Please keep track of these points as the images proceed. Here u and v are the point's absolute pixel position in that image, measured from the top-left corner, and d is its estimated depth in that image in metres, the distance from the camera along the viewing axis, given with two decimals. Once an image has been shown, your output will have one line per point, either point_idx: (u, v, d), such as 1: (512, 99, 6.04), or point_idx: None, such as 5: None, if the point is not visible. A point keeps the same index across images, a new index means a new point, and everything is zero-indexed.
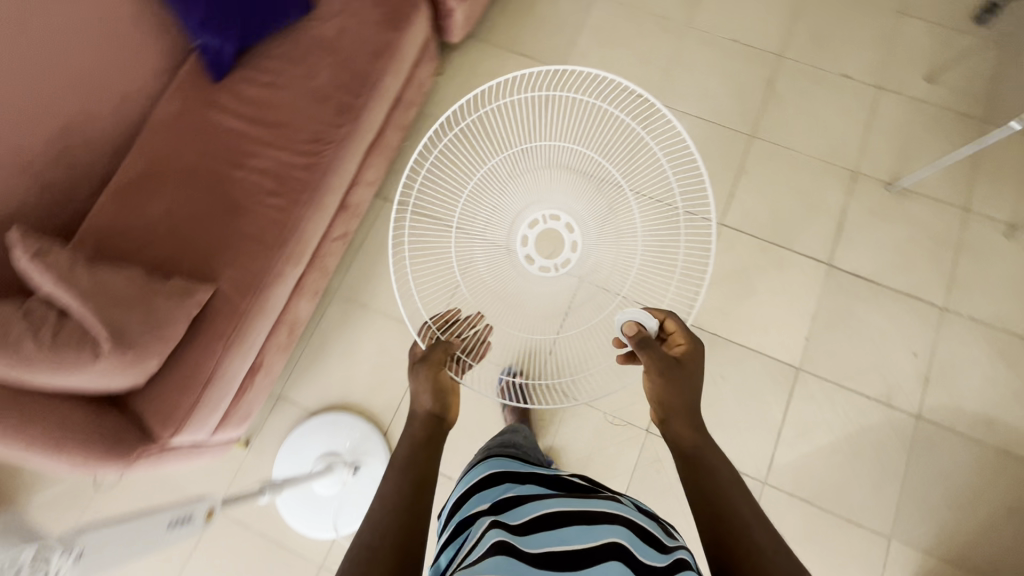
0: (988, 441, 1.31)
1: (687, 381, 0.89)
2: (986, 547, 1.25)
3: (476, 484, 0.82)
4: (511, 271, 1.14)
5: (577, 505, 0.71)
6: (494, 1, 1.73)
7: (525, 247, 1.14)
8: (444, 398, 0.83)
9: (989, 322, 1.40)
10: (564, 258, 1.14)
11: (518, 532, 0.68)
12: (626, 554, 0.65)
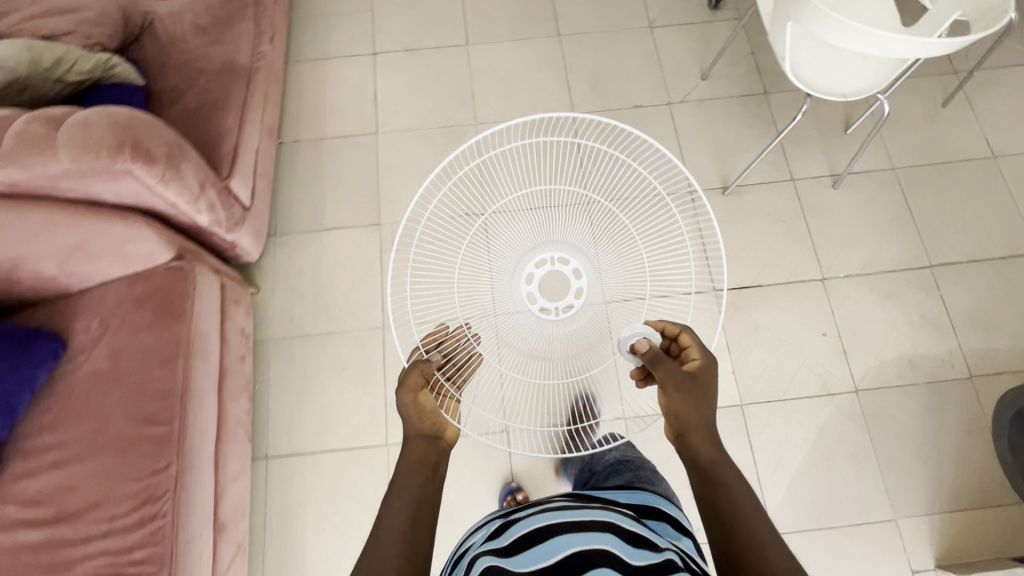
0: (919, 381, 1.38)
1: (702, 394, 0.85)
2: (968, 478, 1.31)
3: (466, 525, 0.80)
4: (512, 317, 1.11)
5: (571, 518, 0.68)
6: (277, 187, 1.57)
7: (530, 287, 1.11)
8: (433, 422, 0.88)
9: (863, 271, 1.47)
10: (569, 301, 1.11)
11: (508, 555, 0.65)
12: (619, 564, 0.61)
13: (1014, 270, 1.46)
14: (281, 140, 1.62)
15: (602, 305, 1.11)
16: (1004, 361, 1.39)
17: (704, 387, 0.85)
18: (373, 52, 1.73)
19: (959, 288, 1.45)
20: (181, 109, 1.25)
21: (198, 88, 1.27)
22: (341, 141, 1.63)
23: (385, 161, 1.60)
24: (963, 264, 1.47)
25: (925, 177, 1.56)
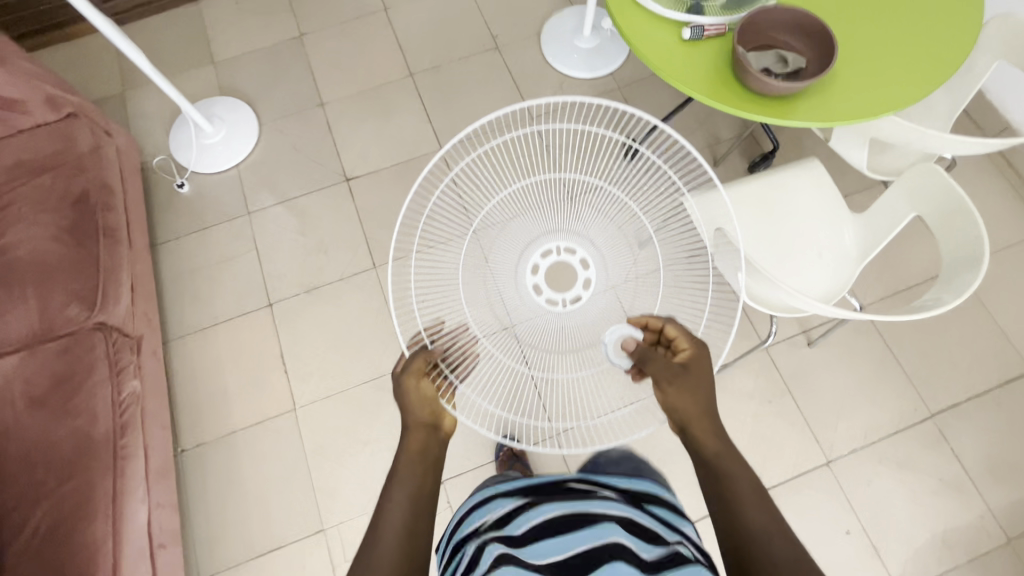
0: (958, 561, 1.26)
1: (701, 387, 0.80)
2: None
3: (476, 504, 0.93)
4: (516, 308, 0.99)
5: (583, 514, 0.82)
6: (192, 514, 1.31)
7: (534, 278, 1.01)
8: (436, 407, 0.83)
9: (868, 440, 1.34)
10: (575, 294, 1.01)
11: (519, 545, 0.78)
12: (628, 554, 0.74)
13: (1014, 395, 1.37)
14: (181, 449, 1.36)
15: (614, 296, 0.99)
16: None
17: (696, 377, 0.81)
18: (270, 302, 1.49)
19: (968, 433, 1.34)
20: (26, 533, 0.97)
21: (46, 497, 1.00)
22: (255, 430, 1.37)
23: (313, 443, 1.36)
24: (964, 405, 1.36)
25: (898, 308, 1.44)
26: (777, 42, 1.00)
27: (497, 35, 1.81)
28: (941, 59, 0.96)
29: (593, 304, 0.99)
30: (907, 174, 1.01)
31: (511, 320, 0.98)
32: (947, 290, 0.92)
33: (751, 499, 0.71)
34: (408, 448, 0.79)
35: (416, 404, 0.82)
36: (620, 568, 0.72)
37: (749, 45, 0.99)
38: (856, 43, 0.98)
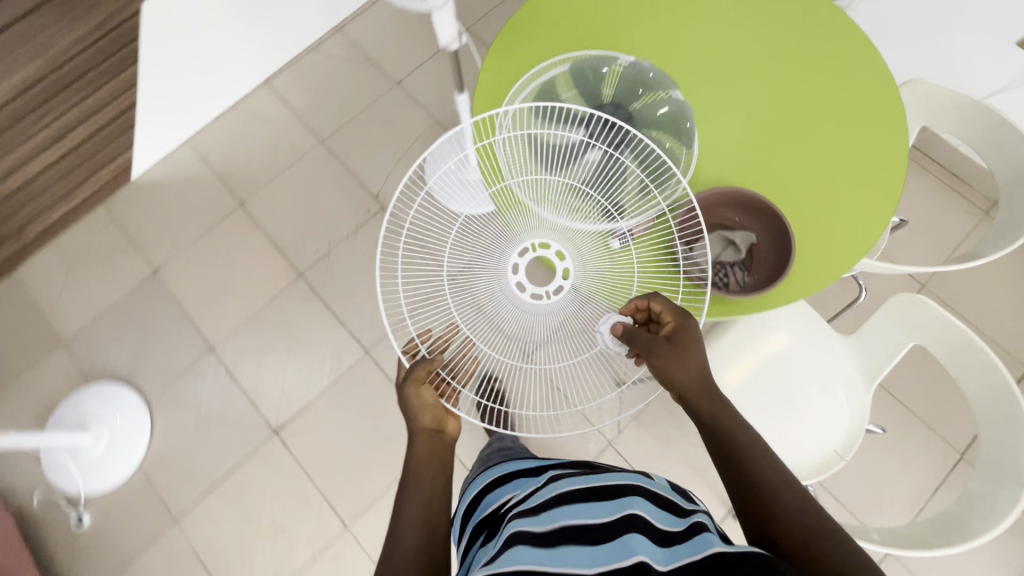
0: None
1: (695, 360, 0.70)
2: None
3: (486, 488, 0.86)
4: (499, 296, 0.82)
5: (603, 487, 0.70)
6: None
7: (517, 273, 0.83)
8: (443, 412, 0.74)
9: (913, 512, 1.27)
10: (559, 285, 0.82)
11: (532, 513, 0.68)
12: (644, 526, 0.64)
13: None
14: None
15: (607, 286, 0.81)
16: None
17: (688, 350, 0.71)
18: None
19: None
20: None
21: None
22: None
23: None
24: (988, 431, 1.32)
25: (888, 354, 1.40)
26: (726, 220, 0.84)
27: (378, 195, 1.60)
28: (875, 181, 0.89)
29: (581, 300, 0.81)
30: (890, 302, 0.91)
31: (493, 319, 0.81)
32: (955, 526, 0.78)
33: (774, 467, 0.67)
34: (416, 460, 0.72)
35: (424, 418, 0.73)
36: (639, 541, 0.61)
37: (693, 224, 0.83)
38: (787, 194, 0.88)
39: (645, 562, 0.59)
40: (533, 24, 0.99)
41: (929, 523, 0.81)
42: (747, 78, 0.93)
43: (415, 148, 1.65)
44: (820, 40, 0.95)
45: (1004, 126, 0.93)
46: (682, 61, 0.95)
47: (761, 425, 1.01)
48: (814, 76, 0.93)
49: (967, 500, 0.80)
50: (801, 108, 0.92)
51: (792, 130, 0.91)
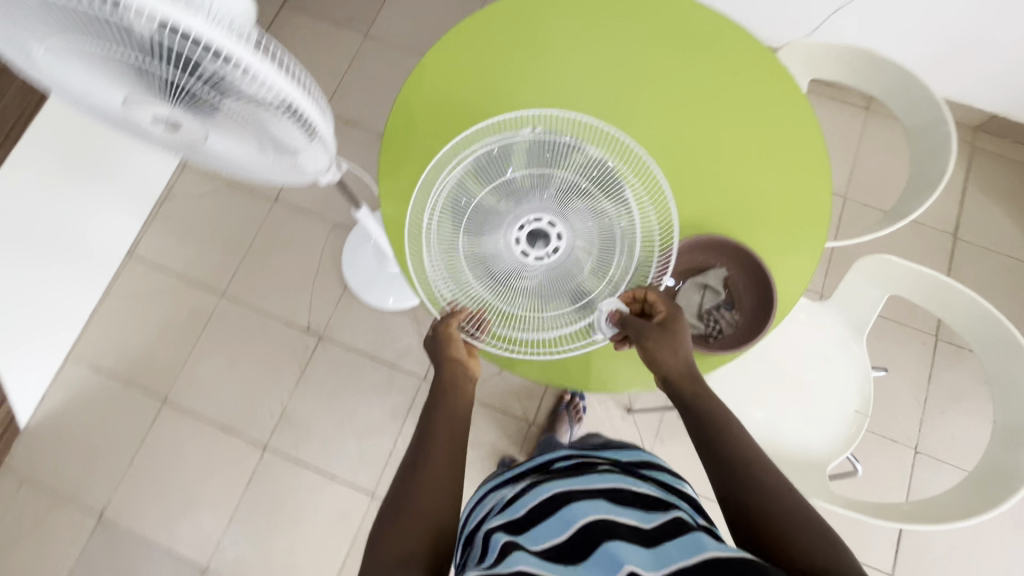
0: None
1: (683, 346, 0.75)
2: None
3: (475, 501, 0.85)
4: (495, 238, 0.83)
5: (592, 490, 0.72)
6: None
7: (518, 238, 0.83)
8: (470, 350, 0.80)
9: (922, 402, 1.37)
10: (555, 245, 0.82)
11: (522, 530, 0.69)
12: (629, 529, 0.65)
13: (957, 265, 1.48)
14: None
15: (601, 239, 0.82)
16: None
17: (676, 336, 0.75)
18: None
19: None
20: None
21: None
22: None
23: None
24: None
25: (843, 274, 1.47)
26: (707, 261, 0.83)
27: (310, 326, 1.46)
28: (808, 162, 0.90)
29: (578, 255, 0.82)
30: (859, 265, 0.95)
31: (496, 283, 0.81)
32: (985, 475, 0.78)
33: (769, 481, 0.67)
34: (441, 385, 0.76)
35: (448, 347, 0.77)
36: (625, 549, 0.62)
37: (672, 276, 0.83)
38: (738, 208, 0.88)
39: (634, 570, 0.59)
40: (424, 126, 0.93)
41: (978, 476, 0.78)
42: (654, 104, 0.91)
43: (325, 260, 1.51)
44: (704, 39, 0.94)
45: (882, 62, 0.95)
46: (585, 111, 0.91)
47: (761, 391, 1.02)
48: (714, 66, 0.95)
49: (1005, 441, 0.78)
50: (714, 114, 0.91)
51: (716, 140, 0.90)
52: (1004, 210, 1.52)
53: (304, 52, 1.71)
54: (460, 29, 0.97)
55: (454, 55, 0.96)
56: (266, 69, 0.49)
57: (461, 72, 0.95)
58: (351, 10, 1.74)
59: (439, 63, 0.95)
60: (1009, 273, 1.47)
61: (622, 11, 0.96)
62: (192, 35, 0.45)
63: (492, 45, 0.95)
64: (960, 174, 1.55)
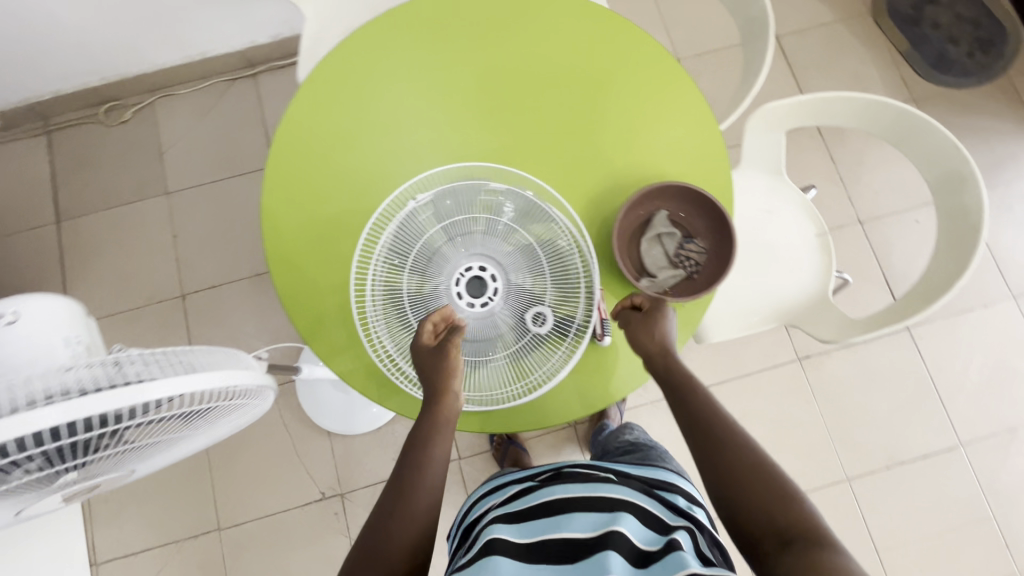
0: None
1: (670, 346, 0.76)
2: (1005, 101, 1.56)
3: (485, 488, 0.89)
4: (437, 306, 0.78)
5: (594, 499, 0.75)
6: None
7: (456, 292, 0.78)
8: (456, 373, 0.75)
9: (841, 182, 1.50)
10: (491, 287, 0.78)
11: (521, 525, 0.74)
12: (624, 542, 0.69)
13: (792, 56, 1.60)
14: None
15: (531, 262, 0.79)
16: (885, 69, 1.59)
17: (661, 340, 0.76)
18: None
19: None
20: None
21: None
22: None
23: None
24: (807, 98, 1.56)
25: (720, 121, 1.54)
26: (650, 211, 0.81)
27: (324, 492, 1.34)
28: (664, 70, 0.89)
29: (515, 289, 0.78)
30: (751, 124, 0.98)
31: None
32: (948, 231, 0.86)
33: (745, 454, 0.69)
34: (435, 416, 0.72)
35: (451, 380, 0.72)
36: (615, 560, 0.66)
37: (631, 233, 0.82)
38: (633, 148, 0.87)
39: None
40: (307, 253, 0.84)
41: (944, 226, 0.87)
42: (499, 105, 0.90)
43: (292, 424, 1.37)
44: (506, 19, 0.93)
45: None
46: (446, 146, 0.89)
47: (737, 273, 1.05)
48: (549, 33, 0.92)
49: (943, 187, 0.87)
50: (558, 81, 0.90)
51: (574, 102, 0.89)
52: None
53: (119, 251, 1.49)
54: (280, 141, 0.88)
55: (290, 167, 0.88)
56: (143, 391, 0.45)
57: (308, 180, 0.87)
58: (133, 181, 1.53)
59: (282, 187, 0.87)
60: (832, 37, 1.61)
61: (420, 37, 0.93)
62: (52, 428, 0.41)
63: (331, 120, 0.90)
64: None
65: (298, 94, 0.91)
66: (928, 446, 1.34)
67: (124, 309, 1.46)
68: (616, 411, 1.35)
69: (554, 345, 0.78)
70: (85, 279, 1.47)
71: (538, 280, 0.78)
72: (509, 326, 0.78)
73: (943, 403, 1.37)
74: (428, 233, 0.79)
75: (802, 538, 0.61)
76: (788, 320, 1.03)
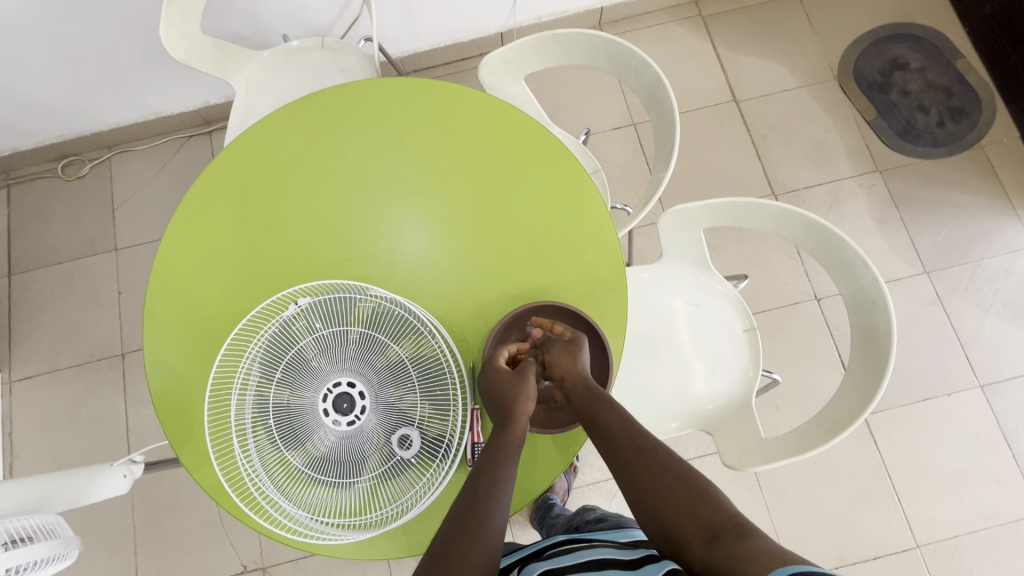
0: (893, 216, 1.47)
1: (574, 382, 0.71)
2: (977, 174, 1.48)
3: None
4: (302, 423, 0.74)
5: (575, 565, 0.70)
6: None
7: (323, 409, 0.73)
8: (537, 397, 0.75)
9: (798, 256, 1.41)
10: (360, 403, 0.74)
11: None
12: None
13: (753, 122, 1.54)
14: None
15: (402, 380, 0.74)
16: (849, 137, 1.53)
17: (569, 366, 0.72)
18: None
19: (787, 168, 1.51)
20: None
21: None
22: None
23: None
24: (765, 166, 1.51)
25: (672, 188, 1.50)
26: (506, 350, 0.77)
27: (246, 566, 1.31)
28: (564, 171, 0.88)
29: (384, 411, 0.74)
30: (663, 223, 0.98)
31: (316, 468, 0.73)
32: (867, 348, 0.83)
33: (675, 473, 0.66)
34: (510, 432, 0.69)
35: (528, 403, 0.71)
36: None
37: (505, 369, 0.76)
38: (526, 253, 0.85)
39: None
40: (191, 357, 0.84)
41: (857, 342, 0.85)
42: (398, 202, 0.87)
43: None
44: (412, 110, 0.90)
45: (564, 36, 0.95)
46: (339, 242, 0.86)
47: (669, 374, 1.00)
48: (450, 127, 0.89)
49: (857, 305, 0.85)
50: (458, 176, 0.87)
51: (471, 200, 0.87)
52: (761, 52, 1.60)
53: (64, 305, 1.50)
54: (170, 234, 0.86)
55: (179, 261, 0.86)
56: None
57: (194, 277, 0.85)
58: (83, 236, 1.54)
59: (168, 287, 0.85)
60: (794, 102, 1.56)
61: (321, 125, 0.90)
62: None
63: (220, 214, 0.87)
64: (708, 45, 1.60)
65: (193, 184, 0.88)
66: (880, 545, 1.26)
67: (65, 366, 1.46)
68: (561, 484, 1.30)
69: (422, 468, 0.75)
70: (29, 333, 1.48)
71: (410, 399, 0.74)
72: (376, 447, 0.74)
73: (900, 497, 1.28)
74: (300, 342, 0.75)
75: (727, 531, 0.61)
76: (708, 426, 1.00)
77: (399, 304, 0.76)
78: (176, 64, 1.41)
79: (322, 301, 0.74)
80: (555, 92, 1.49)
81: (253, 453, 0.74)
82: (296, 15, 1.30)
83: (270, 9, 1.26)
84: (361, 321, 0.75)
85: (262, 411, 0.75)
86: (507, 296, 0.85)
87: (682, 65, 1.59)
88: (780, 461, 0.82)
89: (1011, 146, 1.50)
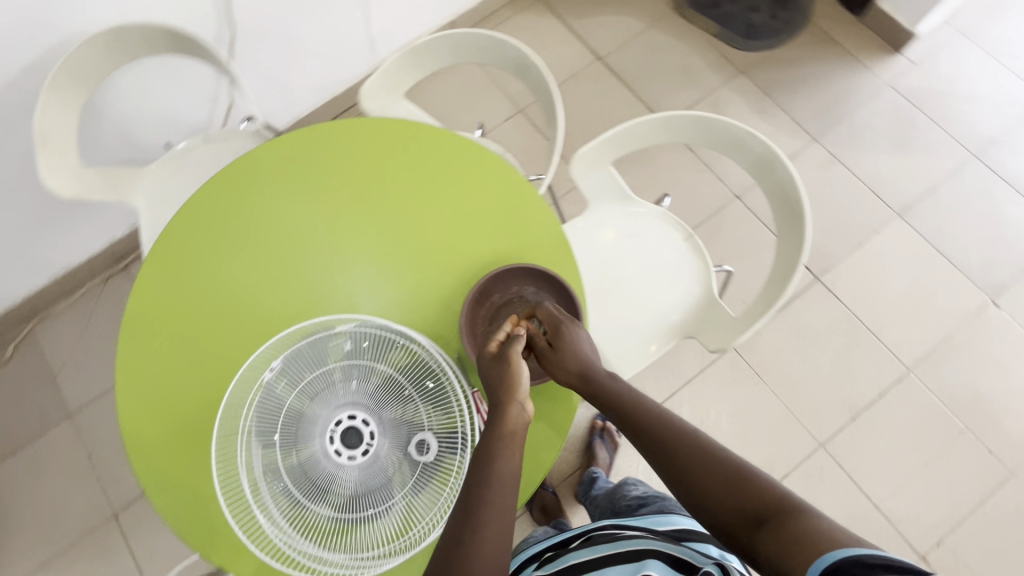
0: (770, 105, 1.61)
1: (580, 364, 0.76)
2: (820, 45, 1.66)
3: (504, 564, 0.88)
4: (318, 472, 0.74)
5: (622, 552, 0.74)
6: None
7: (333, 450, 0.74)
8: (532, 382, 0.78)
9: (707, 166, 1.53)
10: (367, 431, 0.75)
11: None
12: None
13: (622, 72, 1.67)
14: None
15: (398, 394, 0.76)
16: (706, 54, 1.68)
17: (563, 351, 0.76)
18: None
19: (666, 98, 1.64)
20: None
21: None
22: None
23: None
24: (648, 104, 1.64)
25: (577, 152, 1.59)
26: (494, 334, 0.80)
27: None
28: (480, 166, 0.93)
29: (391, 429, 0.75)
30: (575, 170, 1.04)
31: (345, 509, 0.73)
32: (786, 204, 0.91)
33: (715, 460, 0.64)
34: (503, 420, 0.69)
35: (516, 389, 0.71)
36: None
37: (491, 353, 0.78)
38: (471, 243, 0.89)
39: None
40: (184, 459, 0.82)
41: (775, 203, 0.93)
42: (337, 248, 0.89)
43: None
44: (313, 157, 0.93)
45: (426, 45, 1.02)
46: (293, 303, 0.87)
47: (637, 300, 1.06)
48: (363, 165, 0.93)
49: (763, 173, 0.94)
50: (385, 203, 0.91)
51: (405, 223, 0.90)
52: (604, 10, 1.74)
53: (37, 493, 1.40)
54: (124, 351, 0.85)
55: (145, 376, 0.84)
56: None
57: (161, 385, 0.84)
58: (32, 415, 1.46)
59: (137, 401, 0.84)
60: (649, 42, 1.70)
61: (237, 202, 0.92)
62: None
63: (168, 318, 0.87)
64: (557, 21, 1.73)
65: (131, 297, 0.87)
66: (879, 383, 1.35)
67: (60, 551, 1.36)
68: (604, 456, 1.36)
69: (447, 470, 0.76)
70: (8, 536, 1.38)
71: (412, 409, 0.76)
72: (396, 466, 0.74)
73: (879, 335, 1.39)
74: (289, 398, 0.76)
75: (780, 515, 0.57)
76: (688, 331, 1.05)
77: (369, 327, 0.78)
78: (70, 212, 1.39)
79: (297, 352, 0.76)
80: (439, 106, 1.56)
81: (279, 519, 0.72)
82: (171, 121, 1.31)
83: (143, 124, 1.27)
84: (340, 356, 0.77)
85: (273, 475, 0.74)
86: (462, 284, 0.88)
87: (542, 46, 1.70)
88: (754, 328, 0.89)
89: (836, 13, 1.69)
